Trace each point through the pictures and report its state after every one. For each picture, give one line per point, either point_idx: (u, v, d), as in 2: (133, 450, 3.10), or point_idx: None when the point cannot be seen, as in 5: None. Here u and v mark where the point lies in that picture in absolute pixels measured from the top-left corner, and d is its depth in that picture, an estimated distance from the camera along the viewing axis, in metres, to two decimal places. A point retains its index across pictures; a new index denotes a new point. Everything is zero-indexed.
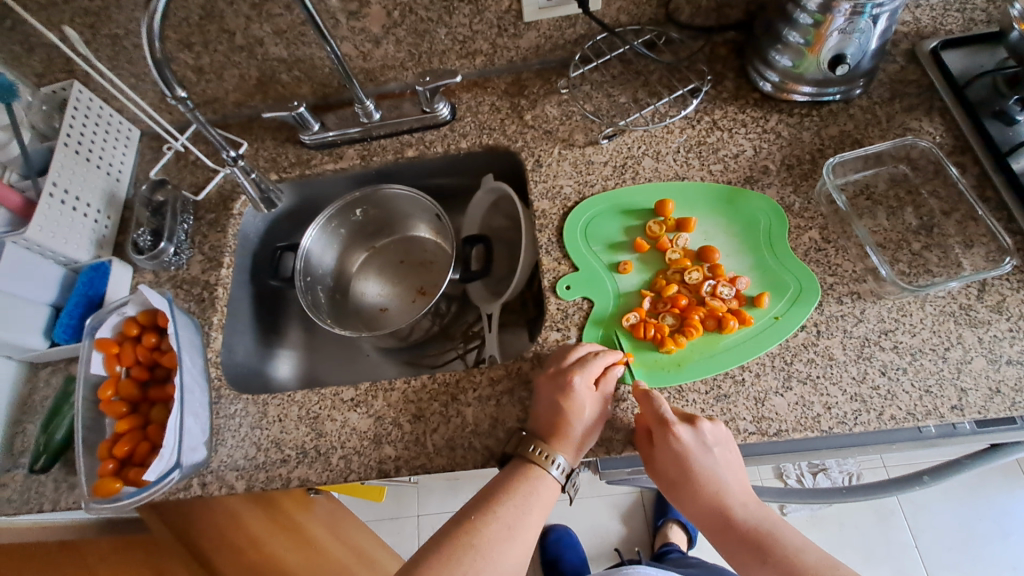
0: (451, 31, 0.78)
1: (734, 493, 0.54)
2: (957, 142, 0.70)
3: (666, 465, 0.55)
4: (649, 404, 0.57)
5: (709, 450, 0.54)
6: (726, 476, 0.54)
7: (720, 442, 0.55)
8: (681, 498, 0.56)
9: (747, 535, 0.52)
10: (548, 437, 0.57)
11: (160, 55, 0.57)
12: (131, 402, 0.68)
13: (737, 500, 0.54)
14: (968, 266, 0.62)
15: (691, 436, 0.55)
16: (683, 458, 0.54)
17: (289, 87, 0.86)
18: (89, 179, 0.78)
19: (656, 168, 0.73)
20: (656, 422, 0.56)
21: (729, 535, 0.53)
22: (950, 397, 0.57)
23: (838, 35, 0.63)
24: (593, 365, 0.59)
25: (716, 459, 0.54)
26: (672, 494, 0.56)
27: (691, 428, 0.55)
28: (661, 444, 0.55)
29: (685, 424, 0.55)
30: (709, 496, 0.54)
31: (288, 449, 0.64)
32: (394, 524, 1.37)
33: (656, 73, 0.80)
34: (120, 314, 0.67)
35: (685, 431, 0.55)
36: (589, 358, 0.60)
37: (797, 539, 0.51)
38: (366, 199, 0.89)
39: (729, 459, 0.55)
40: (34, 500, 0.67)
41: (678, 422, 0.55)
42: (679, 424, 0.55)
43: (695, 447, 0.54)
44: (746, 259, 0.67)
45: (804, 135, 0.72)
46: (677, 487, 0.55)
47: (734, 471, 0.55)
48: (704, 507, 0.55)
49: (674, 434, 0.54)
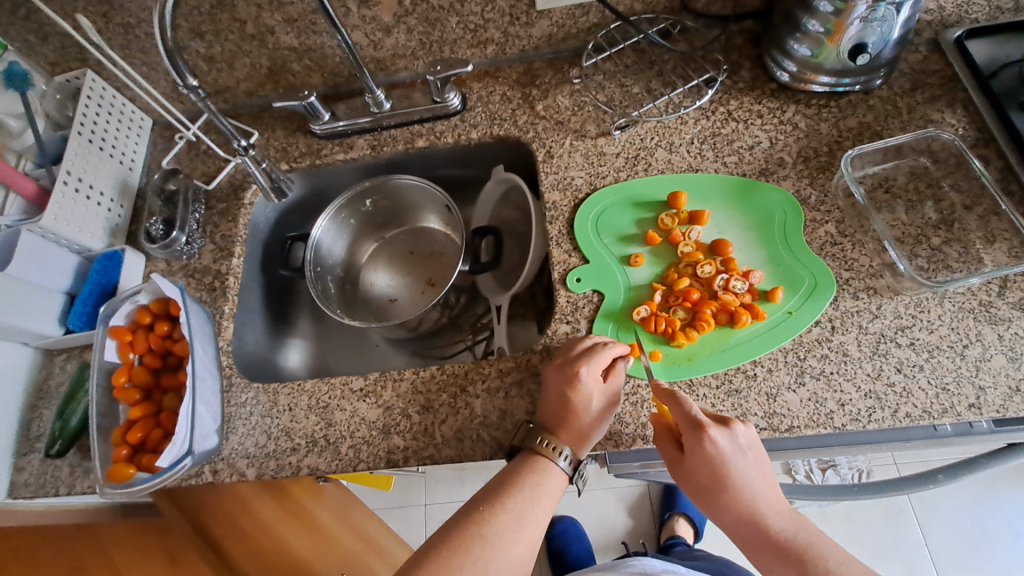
0: (463, 20, 0.77)
1: (767, 498, 0.54)
2: (980, 134, 0.68)
3: (696, 470, 0.54)
4: (680, 408, 0.55)
5: (743, 453, 0.53)
6: (759, 482, 0.53)
7: (752, 445, 0.54)
8: (711, 503, 0.55)
9: (782, 543, 0.52)
10: (555, 428, 0.57)
11: (172, 43, 0.57)
12: (144, 388, 0.68)
13: (770, 506, 0.54)
14: (989, 262, 0.61)
15: (725, 439, 0.53)
16: (716, 462, 0.53)
17: (300, 76, 0.86)
18: (102, 168, 0.79)
19: (669, 160, 0.72)
20: (688, 427, 0.54)
21: (761, 540, 0.53)
22: (968, 395, 0.56)
23: (859, 23, 0.62)
24: (602, 356, 0.58)
25: (749, 462, 0.53)
26: (700, 498, 0.55)
27: (724, 431, 0.54)
28: (694, 448, 0.54)
29: (718, 427, 0.54)
30: (742, 501, 0.53)
31: (298, 437, 0.65)
32: (402, 512, 1.39)
33: (670, 62, 0.79)
34: (133, 302, 0.68)
35: (719, 435, 0.53)
36: (601, 348, 0.59)
37: (834, 550, 0.51)
38: (376, 189, 0.89)
39: (761, 462, 0.54)
40: (50, 483, 0.68)
41: (712, 425, 0.54)
42: (712, 427, 0.53)
43: (729, 451, 0.53)
44: (760, 253, 0.66)
45: (822, 126, 0.71)
46: (708, 492, 0.54)
47: (765, 474, 0.54)
48: (736, 512, 0.54)
49: (709, 438, 0.53)
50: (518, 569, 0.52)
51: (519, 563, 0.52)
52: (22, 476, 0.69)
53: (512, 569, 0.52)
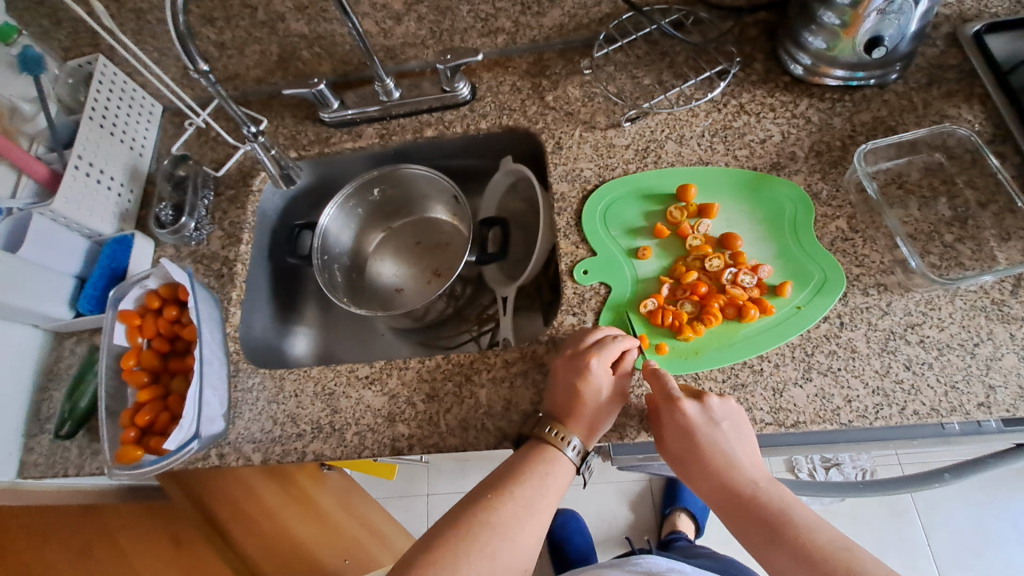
0: (474, 9, 0.77)
1: (744, 468, 0.53)
2: (997, 130, 0.67)
3: (674, 442, 0.55)
4: (653, 381, 0.58)
5: (717, 424, 0.54)
6: (736, 451, 0.53)
7: (728, 417, 0.55)
8: (691, 475, 0.54)
9: (758, 513, 0.50)
10: (565, 418, 0.57)
11: (184, 28, 0.57)
12: (152, 372, 0.69)
13: (748, 476, 0.52)
14: (1003, 260, 0.60)
15: (698, 411, 0.54)
16: (688, 431, 0.54)
17: (309, 64, 0.85)
18: (113, 153, 0.79)
19: (679, 152, 0.72)
20: (662, 398, 0.56)
21: (736, 510, 0.51)
22: (977, 394, 0.55)
23: (876, 16, 0.61)
24: (612, 348, 0.59)
25: (724, 433, 0.54)
26: (682, 473, 0.55)
27: (698, 402, 0.55)
28: (668, 419, 0.55)
29: (692, 399, 0.55)
30: (717, 471, 0.53)
31: (303, 424, 0.65)
32: (403, 502, 1.40)
33: (682, 54, 0.78)
34: (142, 286, 0.69)
35: (691, 406, 0.55)
36: (614, 337, 0.60)
37: (809, 519, 0.48)
38: (384, 178, 0.89)
39: (739, 435, 0.54)
40: (59, 464, 0.69)
41: (685, 397, 0.55)
42: (685, 399, 0.55)
43: (702, 422, 0.54)
44: (770, 247, 0.65)
45: (836, 121, 0.70)
46: (685, 463, 0.54)
47: (745, 446, 0.54)
48: (712, 482, 0.53)
49: (678, 407, 0.55)
50: (525, 558, 0.53)
51: (525, 551, 0.53)
52: (32, 456, 0.70)
53: (519, 556, 0.52)
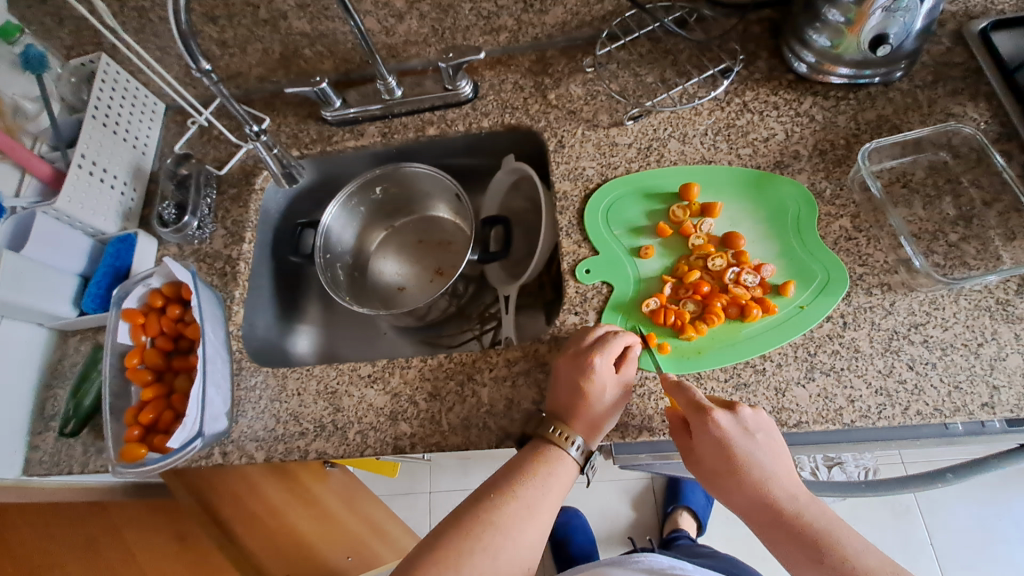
0: (476, 6, 0.77)
1: (783, 483, 0.52)
2: (1003, 129, 0.67)
3: (707, 456, 0.54)
4: (681, 393, 0.56)
5: (751, 436, 0.53)
6: (772, 465, 0.52)
7: (761, 428, 0.54)
8: (726, 490, 0.53)
9: (800, 532, 0.49)
10: (568, 417, 0.58)
11: (186, 26, 0.57)
12: (156, 370, 0.69)
13: (786, 491, 0.52)
14: (1008, 260, 0.60)
15: (731, 422, 0.53)
16: (723, 445, 0.53)
17: (312, 62, 0.85)
18: (115, 152, 0.79)
19: (682, 151, 0.71)
20: (693, 411, 0.54)
21: (778, 527, 0.50)
22: (981, 394, 0.55)
23: (881, 13, 0.60)
24: (614, 345, 0.59)
25: (758, 444, 0.53)
26: (715, 487, 0.54)
27: (730, 414, 0.54)
28: (700, 431, 0.54)
29: (724, 410, 0.54)
30: (755, 486, 0.52)
31: (306, 422, 0.65)
32: (406, 499, 1.40)
33: (686, 51, 0.77)
34: (146, 285, 0.69)
35: (724, 416, 0.53)
36: (618, 335, 0.60)
37: (855, 540, 0.48)
38: (386, 177, 0.88)
39: (772, 447, 0.53)
40: (64, 462, 0.70)
41: (716, 407, 0.54)
42: (717, 409, 0.53)
43: (736, 433, 0.53)
44: (773, 246, 0.65)
45: (840, 119, 0.70)
46: (720, 477, 0.53)
47: (780, 459, 0.53)
48: (750, 496, 0.52)
49: (711, 420, 0.53)
50: (529, 556, 0.53)
51: (529, 550, 0.53)
52: (38, 453, 0.71)
53: (522, 556, 0.52)
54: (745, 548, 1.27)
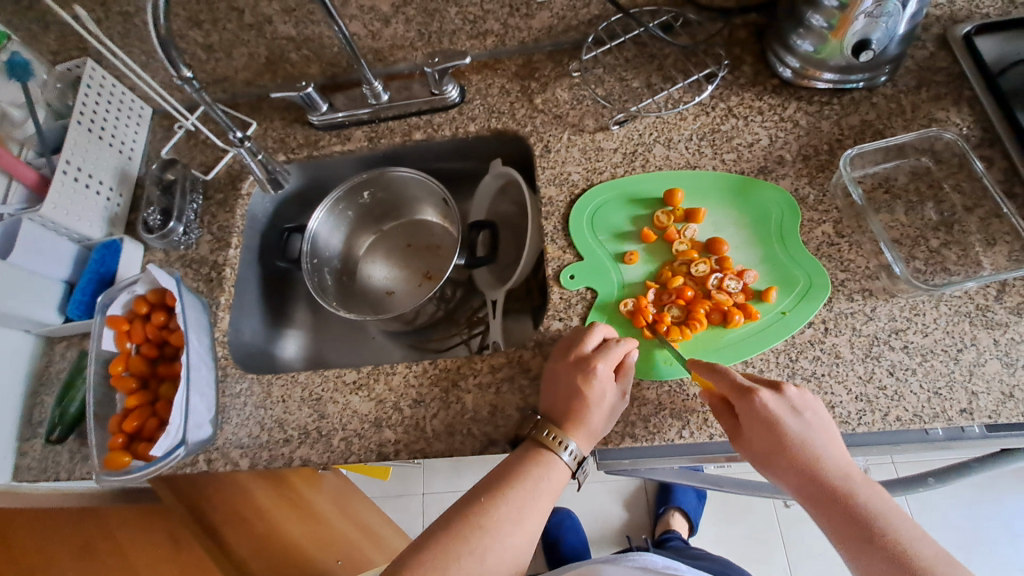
0: (462, 11, 0.77)
1: (834, 463, 0.51)
2: (985, 134, 0.67)
3: (754, 436, 0.54)
4: (722, 376, 0.55)
5: (798, 415, 0.53)
6: (822, 445, 0.52)
7: (809, 408, 0.54)
8: (775, 470, 0.53)
9: (855, 515, 0.48)
10: (564, 422, 0.57)
11: (166, 33, 0.56)
12: (141, 377, 0.69)
13: (840, 474, 0.51)
14: (988, 266, 0.60)
15: (778, 402, 0.53)
16: (771, 425, 0.52)
17: (298, 66, 0.85)
18: (101, 157, 0.79)
19: (667, 156, 0.71)
20: (738, 391, 0.54)
21: (831, 507, 0.49)
22: (960, 400, 0.56)
23: (865, 18, 0.60)
24: (615, 352, 0.59)
25: (805, 423, 0.53)
26: (763, 468, 0.54)
27: (775, 393, 0.54)
28: (745, 411, 0.53)
29: (770, 389, 0.54)
30: (807, 466, 0.51)
31: (291, 429, 0.65)
32: (399, 501, 1.41)
33: (671, 56, 0.77)
34: (130, 292, 0.69)
35: (770, 396, 0.53)
36: (626, 340, 0.60)
37: (910, 528, 0.47)
38: (373, 182, 0.88)
39: (821, 427, 0.53)
40: (51, 468, 0.70)
41: (762, 387, 0.54)
42: (762, 389, 0.53)
43: (783, 411, 0.53)
44: (756, 252, 0.65)
45: (823, 124, 0.70)
46: (769, 457, 0.53)
47: (829, 440, 0.52)
48: (801, 477, 0.51)
49: (758, 399, 0.53)
50: (516, 561, 0.53)
51: (517, 554, 0.53)
52: (26, 460, 0.71)
53: (509, 560, 0.52)
54: (735, 549, 1.28)
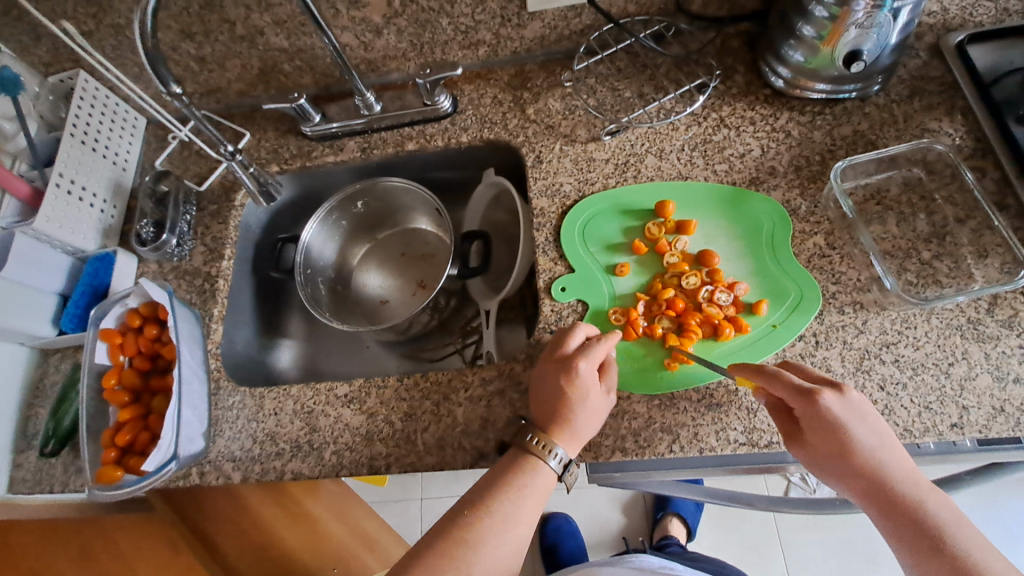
0: (454, 21, 0.76)
1: (899, 469, 0.49)
2: (978, 145, 0.66)
3: (815, 440, 0.52)
4: (781, 378, 0.52)
5: (858, 418, 0.51)
6: (883, 450, 0.50)
7: (868, 411, 0.52)
8: (835, 474, 0.51)
9: (920, 524, 0.47)
10: (549, 426, 0.57)
11: (154, 51, 0.56)
12: (134, 391, 0.70)
13: (902, 480, 0.49)
14: (980, 278, 0.60)
15: (839, 404, 0.51)
16: (834, 428, 0.50)
17: (291, 77, 0.85)
18: (95, 169, 0.79)
19: (659, 167, 0.71)
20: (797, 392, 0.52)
21: (897, 514, 0.48)
22: (951, 415, 0.55)
23: (856, 30, 0.60)
24: (597, 349, 0.59)
25: (866, 427, 0.51)
26: (822, 470, 0.52)
27: (837, 395, 0.51)
28: (806, 413, 0.51)
29: (831, 391, 0.52)
30: (871, 472, 0.49)
31: (282, 442, 0.66)
32: (398, 506, 1.41)
33: (663, 66, 0.77)
34: (123, 305, 0.69)
35: (832, 398, 0.51)
36: (606, 338, 0.59)
37: (976, 539, 0.46)
38: (366, 192, 0.88)
39: (881, 431, 0.51)
40: (46, 480, 0.70)
41: (822, 388, 0.52)
42: (824, 390, 0.51)
43: (844, 415, 0.51)
44: (747, 263, 0.65)
45: (815, 134, 0.70)
46: (829, 460, 0.51)
47: (890, 444, 0.51)
48: (865, 482, 0.50)
49: (823, 403, 0.50)
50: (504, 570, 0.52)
51: (505, 563, 0.52)
52: (21, 471, 0.71)
53: (497, 571, 0.52)
54: (733, 554, 1.28)
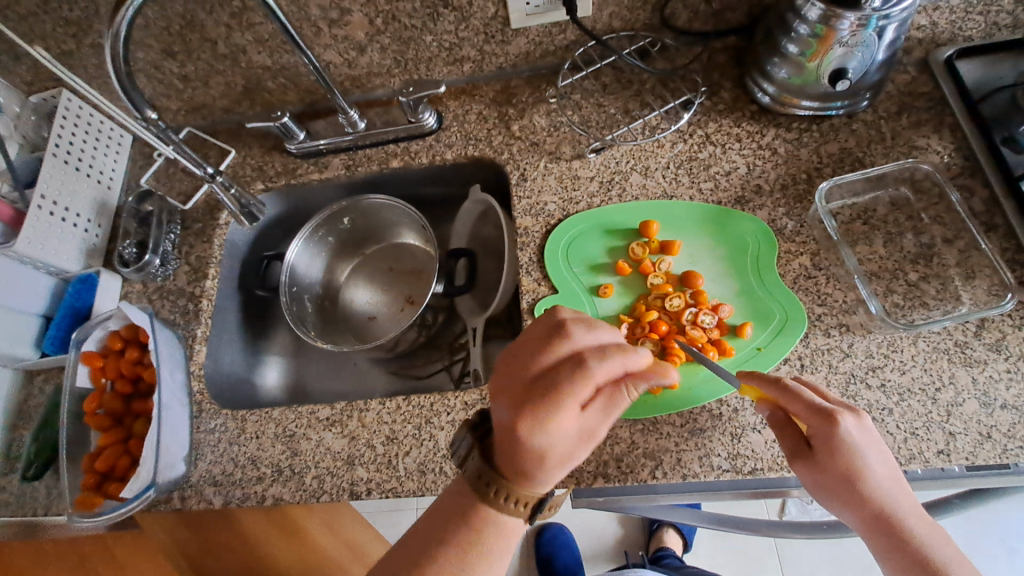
0: (437, 38, 0.76)
1: (901, 495, 0.49)
2: (966, 162, 0.66)
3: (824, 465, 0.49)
4: (799, 398, 0.49)
5: (872, 444, 0.49)
6: (890, 477, 0.49)
7: (877, 435, 0.50)
8: (841, 497, 0.49)
9: (918, 551, 0.47)
10: (513, 478, 0.46)
11: (126, 77, 0.56)
12: (116, 415, 0.70)
13: (904, 505, 0.48)
14: (967, 301, 0.59)
15: (856, 429, 0.49)
16: (850, 454, 0.48)
17: (276, 94, 0.84)
18: (78, 189, 0.79)
19: (644, 185, 0.70)
20: (816, 416, 0.49)
21: (897, 540, 0.47)
22: (937, 441, 0.54)
23: (840, 48, 0.59)
24: (573, 390, 0.44)
25: (877, 453, 0.49)
26: (826, 492, 0.50)
27: (854, 419, 0.49)
28: (822, 436, 0.49)
29: (847, 414, 0.49)
30: (879, 496, 0.48)
31: (264, 466, 0.65)
32: (393, 516, 1.40)
33: (648, 82, 0.76)
34: (103, 328, 0.69)
35: (850, 422, 0.49)
36: (586, 379, 0.44)
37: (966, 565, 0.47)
38: (352, 209, 0.88)
39: (887, 457, 0.50)
40: (29, 504, 0.70)
41: (840, 411, 0.49)
42: (842, 414, 0.49)
43: (860, 440, 0.48)
44: (731, 285, 0.65)
45: (802, 152, 0.69)
46: (838, 485, 0.49)
47: (894, 469, 0.49)
48: (872, 508, 0.48)
49: (843, 426, 0.48)
50: None
51: None
52: (4, 494, 0.71)
53: None
54: (731, 566, 1.27)
